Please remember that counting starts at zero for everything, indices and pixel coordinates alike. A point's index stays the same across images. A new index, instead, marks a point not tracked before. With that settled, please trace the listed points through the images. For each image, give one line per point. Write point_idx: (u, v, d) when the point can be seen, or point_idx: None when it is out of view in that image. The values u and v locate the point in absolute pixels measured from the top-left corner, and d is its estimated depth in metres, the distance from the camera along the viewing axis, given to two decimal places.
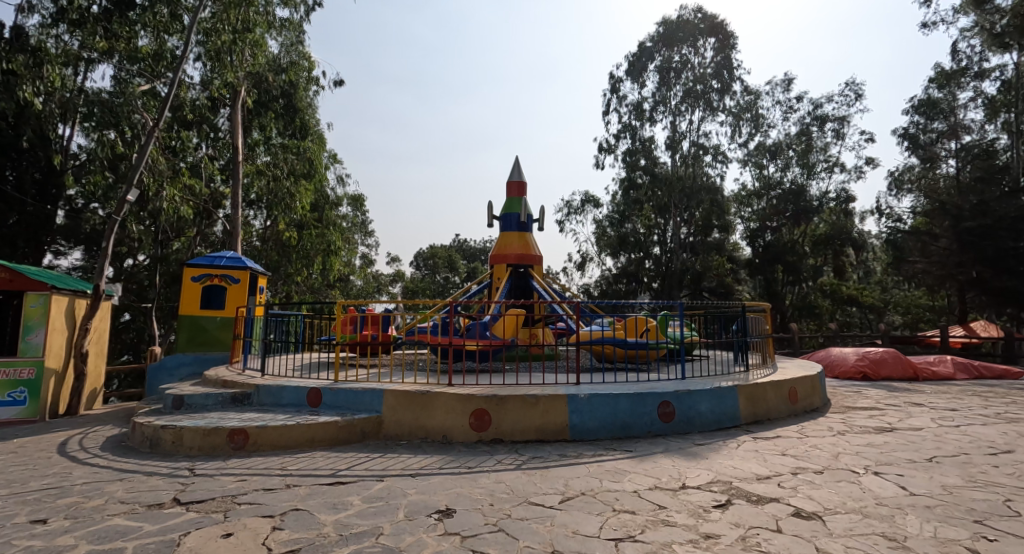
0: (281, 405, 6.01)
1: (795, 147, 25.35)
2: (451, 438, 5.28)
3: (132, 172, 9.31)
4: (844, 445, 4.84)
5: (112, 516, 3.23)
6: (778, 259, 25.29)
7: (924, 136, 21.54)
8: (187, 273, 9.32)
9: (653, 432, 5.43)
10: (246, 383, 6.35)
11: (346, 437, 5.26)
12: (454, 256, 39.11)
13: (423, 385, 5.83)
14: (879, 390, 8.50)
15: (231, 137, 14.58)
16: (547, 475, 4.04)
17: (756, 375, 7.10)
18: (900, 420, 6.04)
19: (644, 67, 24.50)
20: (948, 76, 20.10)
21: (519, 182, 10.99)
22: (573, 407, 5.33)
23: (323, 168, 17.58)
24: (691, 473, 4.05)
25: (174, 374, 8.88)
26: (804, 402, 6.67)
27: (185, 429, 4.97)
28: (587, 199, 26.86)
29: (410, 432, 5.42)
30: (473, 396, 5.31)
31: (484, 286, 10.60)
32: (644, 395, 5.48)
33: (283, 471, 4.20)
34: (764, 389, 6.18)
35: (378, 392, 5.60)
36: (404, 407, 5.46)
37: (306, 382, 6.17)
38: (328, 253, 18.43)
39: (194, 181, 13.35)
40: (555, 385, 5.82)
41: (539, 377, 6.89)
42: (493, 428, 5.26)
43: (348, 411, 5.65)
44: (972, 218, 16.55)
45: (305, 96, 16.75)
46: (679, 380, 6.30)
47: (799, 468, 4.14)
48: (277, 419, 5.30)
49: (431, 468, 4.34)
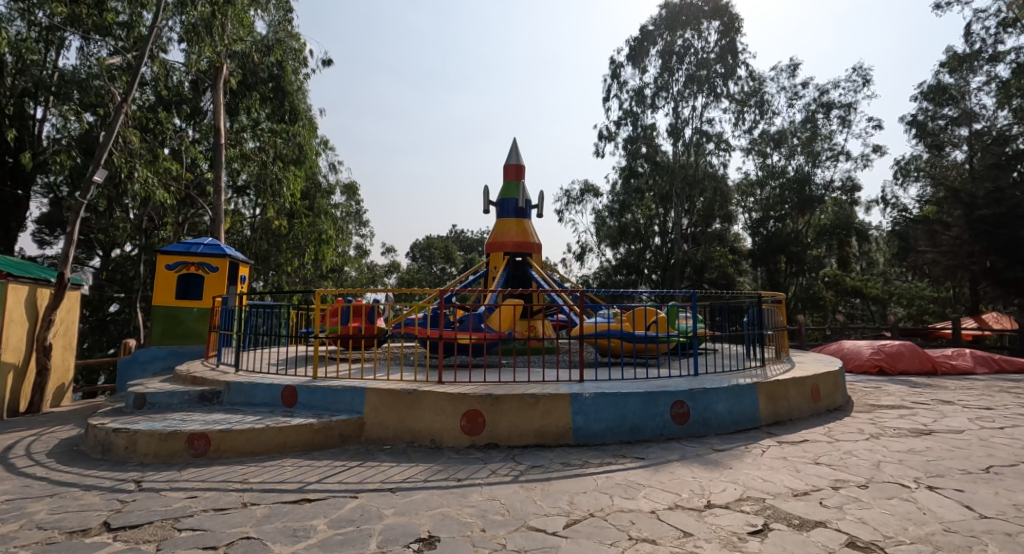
0: (253, 404, 5.44)
1: (799, 135, 24.76)
2: (441, 443, 4.73)
3: (99, 151, 8.64)
4: (882, 451, 4.29)
5: (19, 548, 2.65)
6: (782, 250, 24.68)
7: (933, 123, 20.81)
8: (161, 260, 8.71)
9: (665, 435, 4.88)
10: (215, 380, 5.77)
11: (322, 440, 4.70)
12: (450, 247, 38.52)
13: (410, 382, 5.28)
14: (900, 386, 7.99)
15: (212, 119, 13.79)
16: (549, 491, 3.47)
17: (774, 371, 6.53)
18: (934, 420, 5.51)
19: (646, 52, 23.83)
20: (961, 59, 19.48)
21: (517, 165, 10.36)
22: (577, 408, 4.77)
23: (313, 154, 17.01)
24: (715, 487, 3.50)
25: (146, 368, 8.27)
26: (826, 400, 6.12)
27: (139, 434, 4.39)
28: (586, 189, 26.27)
29: (395, 435, 4.86)
30: (465, 395, 4.75)
31: (479, 275, 10.04)
32: (655, 394, 4.92)
33: (242, 484, 3.63)
34: (785, 386, 5.65)
35: (359, 391, 5.04)
36: (389, 408, 4.90)
37: (282, 379, 5.59)
38: (320, 242, 17.86)
39: (176, 166, 12.69)
40: (556, 383, 5.27)
41: (538, 374, 6.32)
42: (487, 432, 4.71)
43: (326, 411, 5.08)
44: (986, 206, 15.90)
45: (294, 79, 16.17)
46: (692, 377, 5.74)
47: (839, 481, 3.58)
48: (245, 421, 4.72)
49: (415, 480, 3.77)
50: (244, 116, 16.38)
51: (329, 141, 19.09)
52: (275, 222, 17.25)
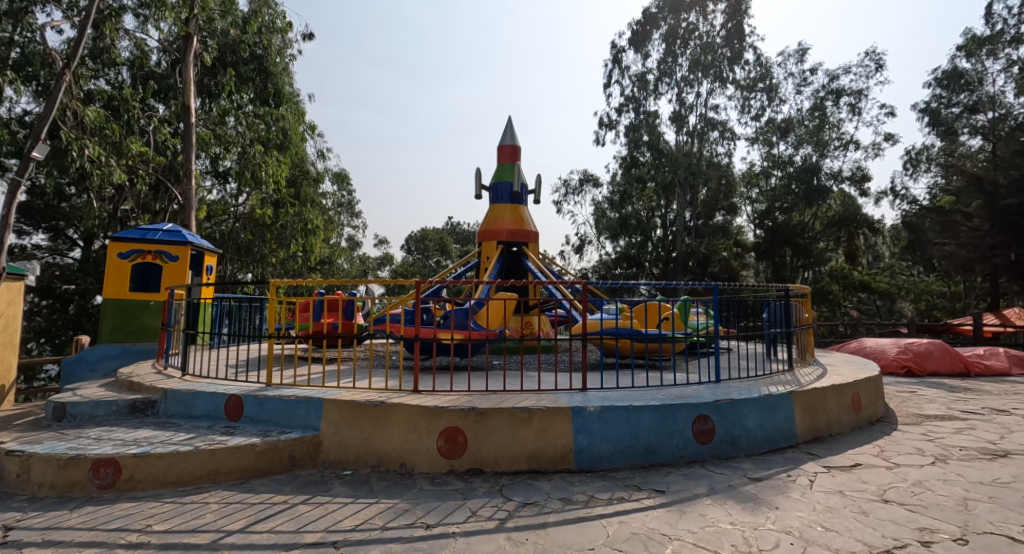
0: (192, 417, 4.56)
1: (807, 124, 23.92)
2: (413, 468, 3.88)
3: (38, 126, 7.73)
4: (960, 482, 3.43)
5: None
6: (787, 242, 23.85)
7: (947, 110, 20.08)
8: (112, 249, 7.79)
9: (686, 458, 4.03)
10: (151, 387, 4.89)
11: (268, 465, 3.82)
12: (446, 239, 37.75)
13: (379, 391, 4.41)
14: (938, 391, 7.13)
15: (181, 96, 12.60)
16: (543, 548, 2.60)
17: (805, 375, 5.66)
18: (1000, 437, 4.65)
19: (648, 36, 22.90)
20: (981, 42, 18.42)
21: (513, 145, 9.41)
22: (579, 426, 3.91)
23: (299, 140, 16.14)
24: (766, 543, 2.62)
25: (95, 369, 7.42)
26: (868, 411, 5.25)
27: (33, 459, 3.50)
28: (585, 178, 25.36)
29: (357, 458, 4.00)
30: (443, 409, 3.88)
31: (470, 266, 9.17)
32: (673, 408, 4.06)
33: (138, 535, 2.75)
34: (824, 396, 4.79)
35: (315, 402, 4.16)
36: (351, 424, 4.04)
37: (228, 386, 4.71)
38: (307, 232, 17.06)
39: (145, 148, 11.74)
40: (554, 393, 4.40)
41: (532, 380, 5.43)
42: (470, 454, 3.85)
43: (275, 427, 4.21)
44: (1010, 195, 15.08)
45: (279, 61, 15.33)
46: (714, 384, 4.89)
47: (926, 531, 2.72)
48: (172, 442, 3.84)
49: (372, 527, 2.89)
50: (225, 98, 15.38)
51: (316, 127, 18.19)
52: (259, 211, 16.30)
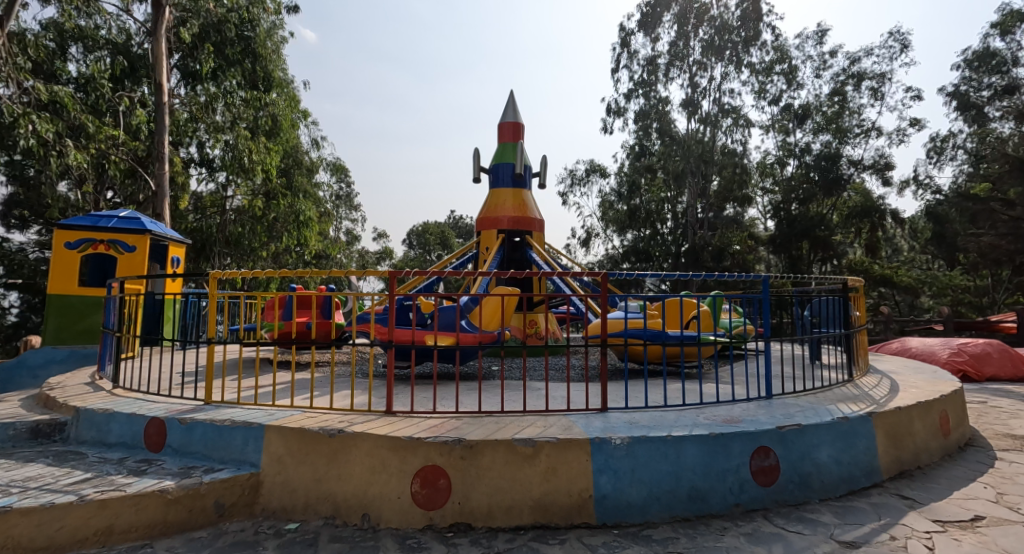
0: (104, 445, 3.59)
1: (826, 109, 22.72)
2: (378, 520, 2.91)
3: None
4: None
5: None
6: (806, 234, 22.52)
7: (976, 94, 18.96)
8: (59, 238, 6.81)
9: (742, 506, 3.03)
10: (66, 406, 3.94)
11: (184, 518, 2.84)
12: (447, 233, 36.64)
13: (340, 414, 3.43)
14: (1014, 401, 6.09)
15: (152, 73, 11.54)
16: None
17: (872, 387, 4.61)
18: None
19: (659, 18, 21.72)
20: (1019, 18, 17.20)
21: (515, 122, 8.39)
22: (601, 464, 2.92)
23: (291, 127, 15.20)
24: None
25: (38, 376, 6.52)
26: (955, 434, 4.23)
27: None
28: (592, 168, 24.29)
29: (305, 505, 3.03)
30: (419, 441, 2.90)
31: (467, 258, 8.13)
32: (724, 439, 3.05)
33: None
34: (909, 418, 3.76)
35: (254, 430, 3.18)
36: (299, 459, 3.06)
37: (154, 406, 3.74)
38: (300, 225, 15.87)
39: (116, 131, 10.72)
40: (566, 417, 3.39)
41: (538, 395, 4.44)
42: (454, 503, 2.87)
43: (203, 461, 3.23)
44: None
45: (269, 44, 14.34)
46: (768, 402, 3.85)
47: None
48: (53, 487, 2.84)
49: None
50: (211, 82, 14.26)
51: (309, 113, 17.21)
52: (248, 202, 15.36)
